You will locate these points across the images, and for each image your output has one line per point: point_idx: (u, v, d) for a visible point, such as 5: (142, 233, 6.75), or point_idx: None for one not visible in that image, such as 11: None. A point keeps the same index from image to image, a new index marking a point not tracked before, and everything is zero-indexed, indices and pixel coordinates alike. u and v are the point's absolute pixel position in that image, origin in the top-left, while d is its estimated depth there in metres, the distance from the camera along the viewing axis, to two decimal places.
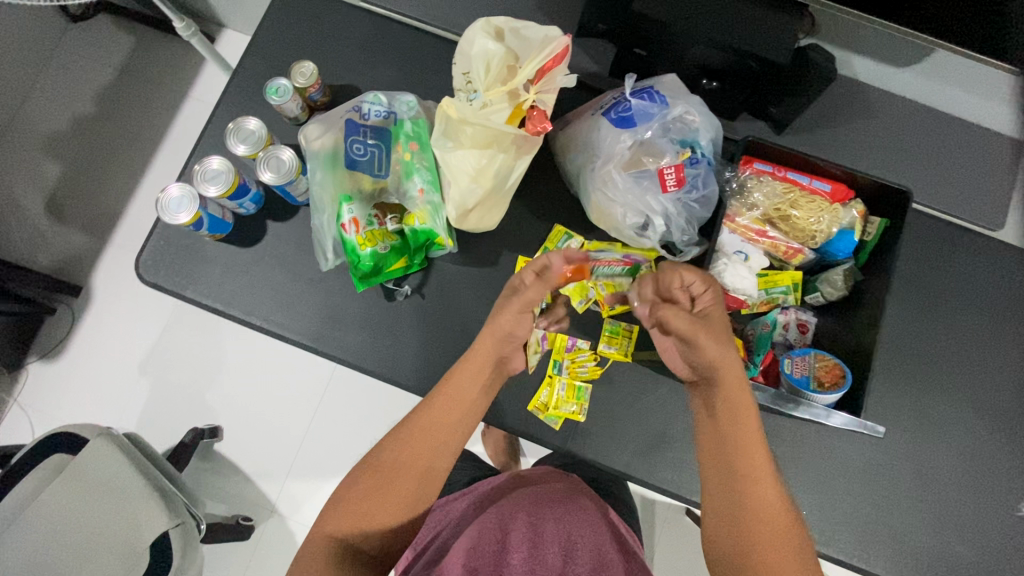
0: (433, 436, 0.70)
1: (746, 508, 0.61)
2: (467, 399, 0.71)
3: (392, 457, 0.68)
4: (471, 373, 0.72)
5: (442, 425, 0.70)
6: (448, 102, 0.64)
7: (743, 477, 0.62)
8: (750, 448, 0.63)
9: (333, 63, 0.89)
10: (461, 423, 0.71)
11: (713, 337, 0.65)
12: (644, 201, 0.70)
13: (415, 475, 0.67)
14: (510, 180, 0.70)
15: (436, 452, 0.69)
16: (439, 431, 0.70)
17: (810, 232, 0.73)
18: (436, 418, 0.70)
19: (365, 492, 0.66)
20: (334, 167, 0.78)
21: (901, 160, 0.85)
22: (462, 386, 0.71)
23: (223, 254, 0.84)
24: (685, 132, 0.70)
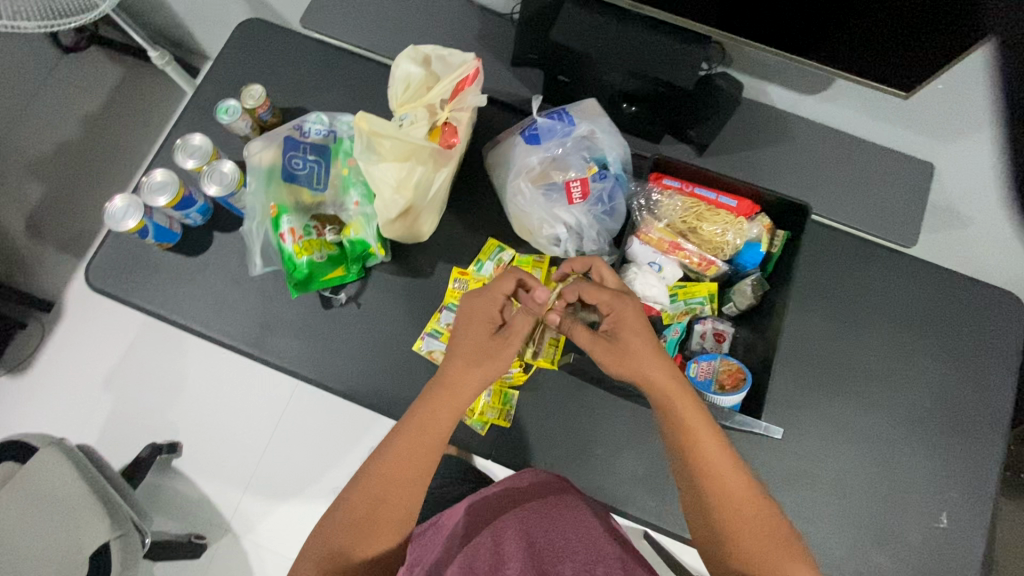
0: (415, 467, 0.67)
1: (731, 527, 0.61)
2: (443, 426, 0.69)
3: (365, 505, 0.65)
4: (451, 403, 0.69)
5: (410, 469, 0.67)
6: (363, 115, 0.68)
7: (722, 492, 0.62)
8: (724, 466, 0.62)
9: (285, 87, 0.95)
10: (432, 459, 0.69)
11: (617, 358, 0.67)
12: (555, 212, 0.75)
13: (401, 511, 0.66)
14: (432, 192, 0.74)
15: (416, 490, 0.67)
16: (422, 459, 0.67)
17: (717, 244, 0.78)
18: (397, 464, 0.67)
19: (344, 543, 0.63)
20: (274, 181, 0.83)
21: (817, 182, 0.90)
22: (427, 422, 0.68)
23: (169, 263, 0.88)
24: (594, 149, 0.75)
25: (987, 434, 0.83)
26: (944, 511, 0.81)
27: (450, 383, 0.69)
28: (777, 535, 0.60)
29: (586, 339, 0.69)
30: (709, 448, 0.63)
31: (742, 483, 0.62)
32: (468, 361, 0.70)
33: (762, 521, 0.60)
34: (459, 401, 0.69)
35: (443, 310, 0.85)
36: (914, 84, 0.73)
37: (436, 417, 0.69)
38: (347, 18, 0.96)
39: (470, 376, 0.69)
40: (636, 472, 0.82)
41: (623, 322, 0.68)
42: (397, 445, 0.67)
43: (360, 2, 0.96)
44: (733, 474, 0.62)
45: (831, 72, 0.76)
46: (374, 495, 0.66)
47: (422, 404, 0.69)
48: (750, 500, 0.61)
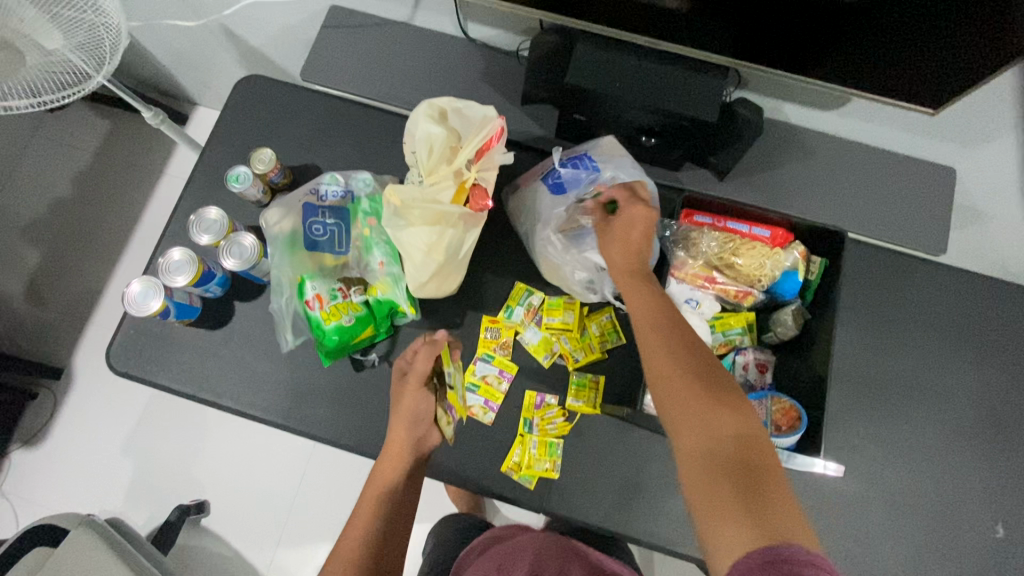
0: (372, 524, 0.68)
1: (681, 381, 0.56)
2: (391, 484, 0.70)
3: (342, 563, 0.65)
4: (389, 461, 0.71)
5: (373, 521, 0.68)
6: (391, 189, 0.69)
7: (678, 348, 0.59)
8: (671, 330, 0.61)
9: (293, 145, 0.93)
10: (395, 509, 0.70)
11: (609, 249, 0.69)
12: (589, 261, 0.75)
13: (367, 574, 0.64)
14: (462, 252, 0.73)
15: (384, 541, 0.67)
16: (376, 513, 0.69)
17: (755, 277, 0.76)
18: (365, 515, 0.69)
19: None
20: (294, 248, 0.81)
21: (842, 197, 0.89)
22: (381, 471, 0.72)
23: (192, 338, 0.86)
24: None
25: None
26: (999, 521, 0.81)
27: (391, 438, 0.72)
28: (733, 407, 0.54)
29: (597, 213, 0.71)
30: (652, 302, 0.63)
31: (693, 343, 0.60)
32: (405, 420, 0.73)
33: (717, 382, 0.56)
34: (396, 456, 0.72)
35: (479, 363, 0.84)
36: (939, 100, 0.71)
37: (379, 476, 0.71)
38: (351, 69, 0.93)
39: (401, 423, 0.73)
40: (690, 511, 0.80)
41: (624, 224, 0.69)
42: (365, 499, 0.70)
43: (363, 50, 0.93)
44: (687, 335, 0.61)
45: (855, 93, 0.75)
46: (342, 562, 0.65)
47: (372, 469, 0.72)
48: (714, 368, 0.58)
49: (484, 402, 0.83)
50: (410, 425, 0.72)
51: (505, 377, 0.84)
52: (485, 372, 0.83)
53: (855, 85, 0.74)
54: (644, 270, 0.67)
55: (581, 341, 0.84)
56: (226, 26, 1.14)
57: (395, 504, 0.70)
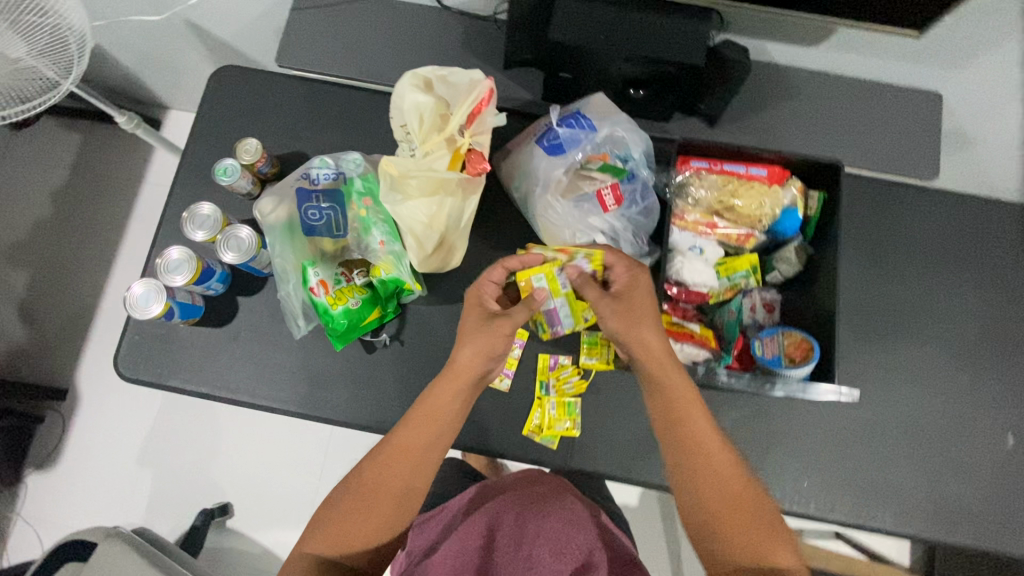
0: (418, 448, 0.68)
1: (719, 504, 0.62)
2: (440, 414, 0.69)
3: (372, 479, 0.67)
4: (447, 392, 0.69)
5: (415, 453, 0.68)
6: (387, 160, 0.68)
7: (714, 474, 0.63)
8: (708, 458, 0.64)
9: (277, 133, 0.91)
10: (437, 444, 0.69)
11: (618, 318, 0.67)
12: (587, 222, 0.73)
13: (394, 499, 0.66)
14: (463, 221, 0.72)
15: (416, 473, 0.68)
16: (421, 453, 0.68)
17: (755, 217, 0.76)
18: (414, 439, 0.68)
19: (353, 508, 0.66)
20: (293, 236, 0.80)
21: (832, 132, 0.89)
22: (439, 402, 0.69)
23: (199, 337, 0.85)
24: (619, 147, 0.72)
25: None
26: (1009, 431, 0.83)
27: (440, 386, 0.69)
28: (756, 502, 0.63)
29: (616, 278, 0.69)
30: (697, 434, 0.65)
31: (723, 459, 0.64)
32: (472, 349, 0.69)
33: (745, 507, 0.62)
34: (445, 406, 0.69)
35: None
36: (924, 21, 0.71)
37: (419, 425, 0.69)
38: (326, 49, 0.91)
39: (469, 354, 0.69)
40: None
41: (633, 292, 0.68)
42: (413, 421, 0.69)
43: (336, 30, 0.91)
44: (719, 450, 0.64)
45: (837, 21, 0.74)
46: (375, 473, 0.67)
47: (409, 414, 0.69)
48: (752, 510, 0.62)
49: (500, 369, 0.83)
50: (480, 357, 0.69)
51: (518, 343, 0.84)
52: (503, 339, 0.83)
53: (841, 14, 0.73)
54: (669, 355, 0.68)
55: None
56: (190, 20, 1.10)
57: (439, 439, 0.69)
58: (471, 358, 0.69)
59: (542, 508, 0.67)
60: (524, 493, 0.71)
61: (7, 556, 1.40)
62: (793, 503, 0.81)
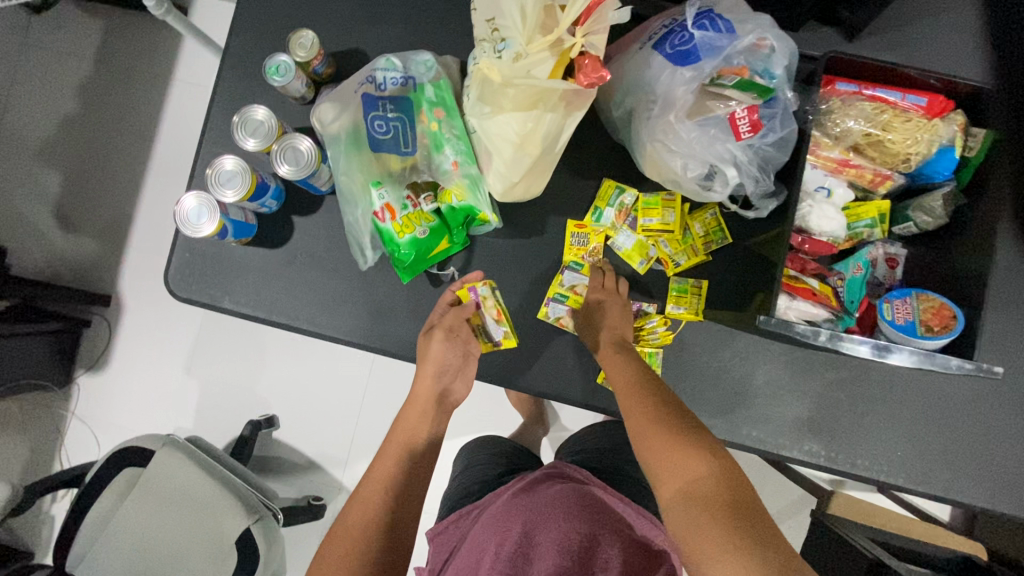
0: (390, 470, 0.69)
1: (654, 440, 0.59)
2: (411, 436, 0.73)
3: (358, 515, 0.65)
4: (414, 413, 0.74)
5: (390, 474, 0.68)
6: (485, 62, 0.57)
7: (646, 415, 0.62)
8: (628, 401, 0.64)
9: (332, 25, 0.78)
10: (414, 467, 0.70)
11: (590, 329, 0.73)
12: (711, 151, 0.60)
13: (384, 525, 0.64)
14: (559, 143, 0.62)
15: (400, 497, 0.67)
16: (396, 471, 0.69)
17: (903, 155, 0.64)
18: (387, 464, 0.69)
19: (342, 550, 0.62)
20: (358, 149, 0.71)
21: (1000, 54, 0.73)
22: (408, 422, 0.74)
23: (252, 258, 0.79)
24: (758, 61, 0.59)
25: None
26: None
27: (410, 414, 0.74)
28: (699, 450, 0.57)
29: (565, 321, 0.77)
30: (626, 386, 0.65)
31: (677, 433, 0.58)
32: (431, 368, 0.74)
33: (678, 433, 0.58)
34: (409, 434, 0.73)
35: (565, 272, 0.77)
36: None
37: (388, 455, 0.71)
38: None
39: (425, 370, 0.74)
40: (801, 416, 0.76)
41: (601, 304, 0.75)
42: (388, 450, 0.71)
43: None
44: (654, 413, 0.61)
45: None
46: (360, 508, 0.65)
47: (381, 448, 0.72)
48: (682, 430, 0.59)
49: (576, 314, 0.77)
50: (437, 374, 0.74)
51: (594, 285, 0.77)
52: (572, 281, 0.76)
53: None
54: (614, 354, 0.70)
55: (683, 243, 0.75)
56: None
57: (415, 457, 0.71)
58: (428, 374, 0.74)
59: (538, 509, 0.63)
60: (516, 495, 0.67)
61: (65, 450, 1.47)
62: (882, 474, 0.75)
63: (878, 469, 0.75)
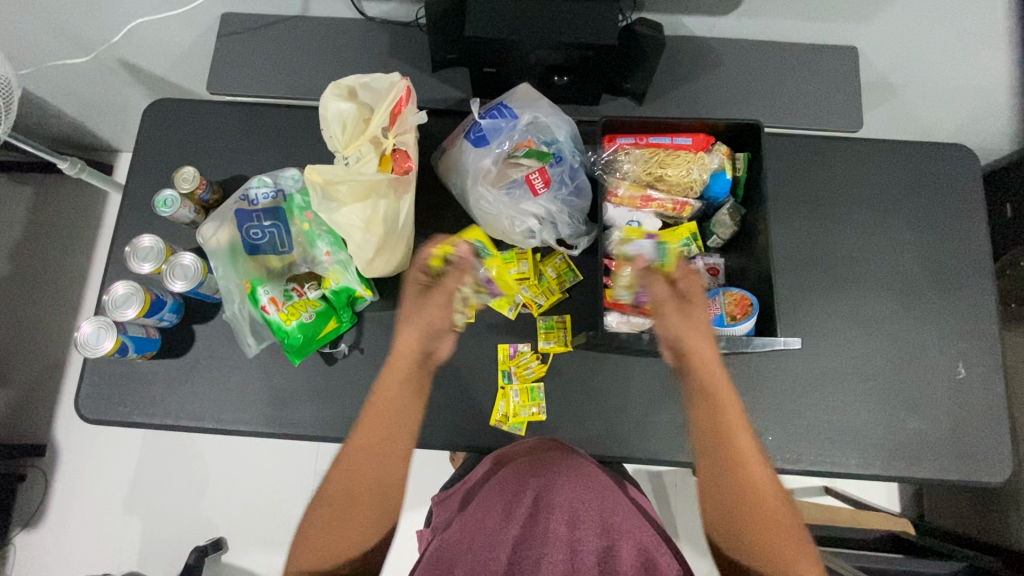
0: (380, 442, 0.70)
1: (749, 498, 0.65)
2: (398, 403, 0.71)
3: (342, 482, 0.68)
4: (400, 377, 0.72)
5: (379, 443, 0.70)
6: (311, 168, 0.68)
7: (745, 479, 0.65)
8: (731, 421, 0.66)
9: (217, 161, 0.92)
10: (399, 436, 0.71)
11: (684, 322, 0.68)
12: (521, 208, 0.72)
13: (369, 498, 0.68)
14: (400, 221, 0.73)
15: (382, 465, 0.69)
16: (381, 442, 0.70)
17: (686, 184, 0.78)
18: (375, 431, 0.70)
19: (330, 516, 0.68)
20: (237, 258, 0.81)
21: (756, 96, 0.92)
22: (394, 387, 0.71)
23: (158, 371, 0.85)
24: (541, 133, 0.74)
25: (975, 279, 0.88)
26: (959, 362, 0.85)
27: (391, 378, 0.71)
28: (782, 518, 0.65)
29: (663, 293, 0.69)
30: (743, 447, 0.65)
31: (773, 489, 0.65)
32: (417, 330, 0.72)
33: (765, 490, 0.65)
34: (383, 428, 0.70)
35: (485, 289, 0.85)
36: None
37: (368, 449, 0.69)
38: (265, 75, 0.95)
39: (409, 338, 0.72)
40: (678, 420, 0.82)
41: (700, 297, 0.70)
42: (376, 407, 0.71)
43: (275, 53, 0.96)
44: (759, 468, 0.65)
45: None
46: (346, 474, 0.69)
47: (365, 411, 0.71)
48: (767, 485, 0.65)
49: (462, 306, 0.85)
50: (421, 340, 0.72)
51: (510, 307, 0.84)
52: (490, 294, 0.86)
53: None
54: (712, 365, 0.68)
55: (540, 286, 0.86)
56: (126, 58, 1.12)
57: (398, 427, 0.71)
58: (412, 339, 0.72)
59: (555, 476, 0.76)
60: (528, 461, 0.77)
61: None
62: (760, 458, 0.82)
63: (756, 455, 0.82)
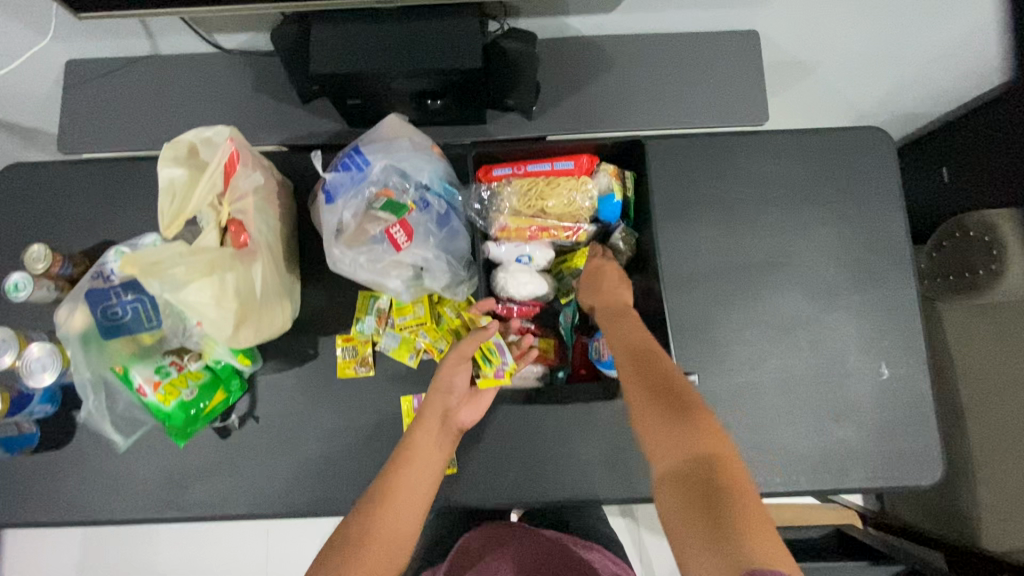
0: (416, 487, 0.65)
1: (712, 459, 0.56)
2: (431, 454, 0.68)
3: (366, 524, 0.63)
4: (431, 433, 0.68)
5: (405, 488, 0.65)
6: (129, 254, 0.60)
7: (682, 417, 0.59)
8: (674, 382, 0.61)
9: (79, 227, 0.85)
10: (428, 485, 0.66)
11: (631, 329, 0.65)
12: (386, 264, 0.66)
13: (390, 542, 0.63)
14: (255, 290, 0.67)
15: (413, 511, 0.65)
16: (414, 492, 0.65)
17: (573, 211, 0.73)
18: (410, 477, 0.66)
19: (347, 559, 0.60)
20: (95, 342, 0.73)
21: (652, 97, 0.86)
22: (424, 441, 0.68)
23: (41, 464, 0.80)
24: (398, 180, 0.68)
25: (895, 271, 0.83)
26: (882, 362, 0.82)
27: (420, 434, 0.68)
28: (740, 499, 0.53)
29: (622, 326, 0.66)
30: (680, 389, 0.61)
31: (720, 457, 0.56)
32: (440, 394, 0.70)
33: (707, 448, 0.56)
34: (422, 492, 0.65)
35: (383, 339, 0.82)
36: None
37: (406, 507, 0.64)
38: (123, 125, 0.88)
39: (437, 396, 0.70)
40: (594, 459, 0.77)
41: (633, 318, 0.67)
42: (407, 460, 0.66)
43: (129, 101, 0.88)
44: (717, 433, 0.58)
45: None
46: (382, 519, 0.63)
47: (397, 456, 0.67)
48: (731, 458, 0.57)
49: (364, 358, 0.82)
50: (437, 402, 0.70)
51: (410, 358, 0.81)
52: (389, 344, 0.81)
53: None
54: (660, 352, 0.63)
55: (439, 330, 0.81)
56: None
57: (431, 473, 0.67)
58: (439, 399, 0.70)
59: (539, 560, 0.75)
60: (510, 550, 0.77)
61: None
62: None
63: None
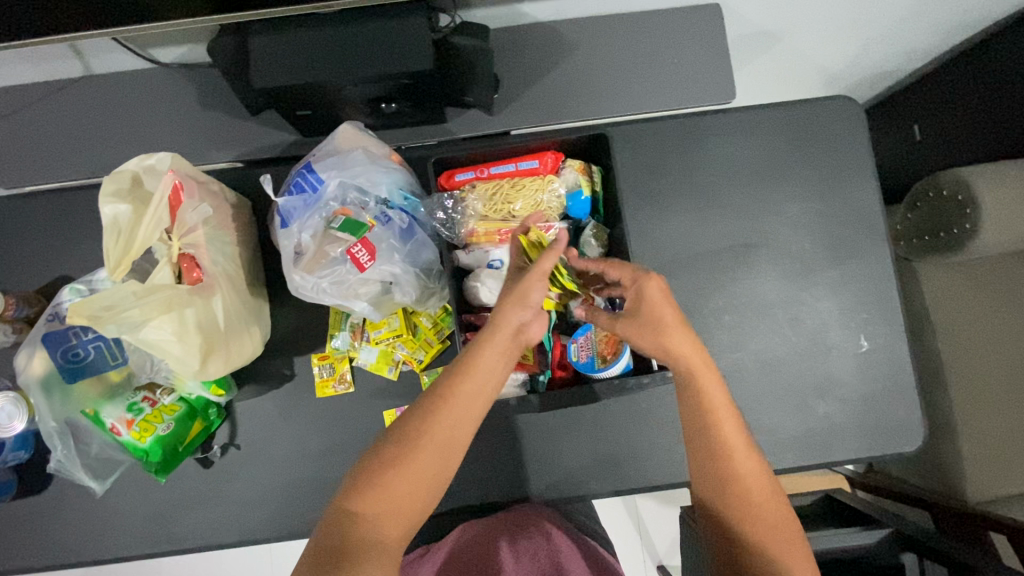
0: (478, 397, 0.58)
1: (731, 486, 0.60)
2: (498, 367, 0.59)
3: (423, 424, 0.57)
4: (503, 343, 0.59)
5: (467, 394, 0.57)
6: (77, 303, 0.58)
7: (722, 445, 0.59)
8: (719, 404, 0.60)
9: (31, 265, 0.81)
10: (490, 395, 0.59)
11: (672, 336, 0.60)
12: (350, 285, 0.64)
13: (441, 449, 0.56)
14: (217, 322, 0.65)
15: (468, 423, 0.58)
16: (472, 403, 0.58)
17: (543, 210, 0.70)
18: (475, 383, 0.58)
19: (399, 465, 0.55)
20: (58, 387, 0.71)
21: (616, 82, 0.83)
22: (492, 350, 0.59)
23: (22, 511, 0.79)
24: (356, 195, 0.66)
25: (871, 242, 0.83)
26: (862, 335, 0.82)
27: (488, 344, 0.59)
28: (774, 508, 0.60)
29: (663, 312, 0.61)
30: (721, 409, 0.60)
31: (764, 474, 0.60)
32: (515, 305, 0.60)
33: (750, 469, 0.60)
34: (484, 400, 0.58)
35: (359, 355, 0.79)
36: None
37: (457, 422, 0.57)
38: (66, 153, 0.83)
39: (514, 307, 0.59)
40: (584, 456, 0.77)
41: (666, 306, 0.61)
42: (474, 365, 0.58)
43: (67, 127, 0.83)
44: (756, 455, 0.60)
45: None
46: (441, 423, 0.56)
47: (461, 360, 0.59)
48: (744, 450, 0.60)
49: (341, 376, 0.80)
50: (515, 313, 0.59)
51: (389, 371, 0.79)
52: (365, 359, 0.79)
53: None
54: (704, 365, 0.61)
55: (416, 341, 0.79)
56: None
57: (494, 384, 0.59)
58: (517, 312, 0.59)
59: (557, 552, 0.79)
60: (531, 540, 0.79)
61: None
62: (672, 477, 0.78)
63: (670, 478, 0.77)
